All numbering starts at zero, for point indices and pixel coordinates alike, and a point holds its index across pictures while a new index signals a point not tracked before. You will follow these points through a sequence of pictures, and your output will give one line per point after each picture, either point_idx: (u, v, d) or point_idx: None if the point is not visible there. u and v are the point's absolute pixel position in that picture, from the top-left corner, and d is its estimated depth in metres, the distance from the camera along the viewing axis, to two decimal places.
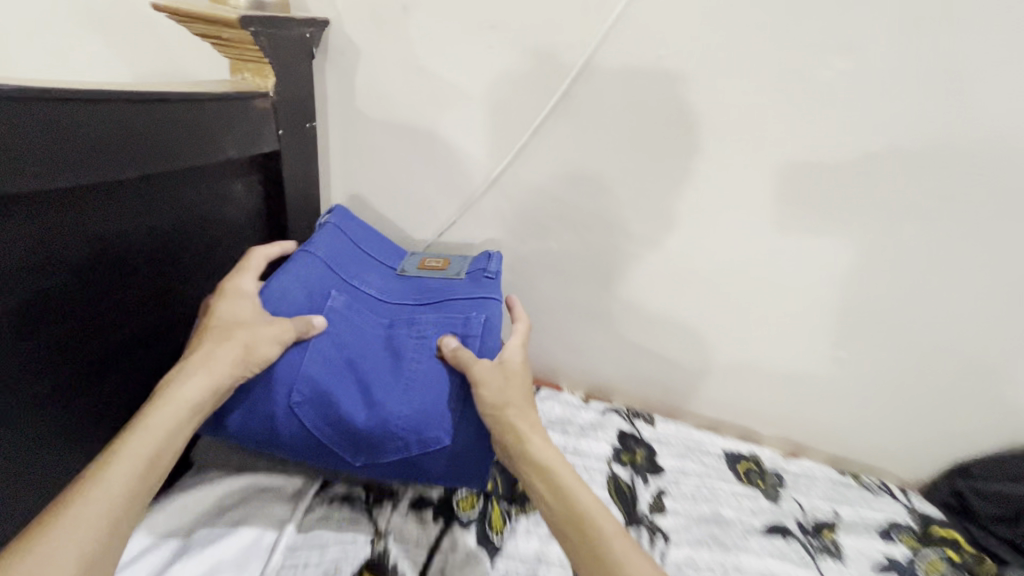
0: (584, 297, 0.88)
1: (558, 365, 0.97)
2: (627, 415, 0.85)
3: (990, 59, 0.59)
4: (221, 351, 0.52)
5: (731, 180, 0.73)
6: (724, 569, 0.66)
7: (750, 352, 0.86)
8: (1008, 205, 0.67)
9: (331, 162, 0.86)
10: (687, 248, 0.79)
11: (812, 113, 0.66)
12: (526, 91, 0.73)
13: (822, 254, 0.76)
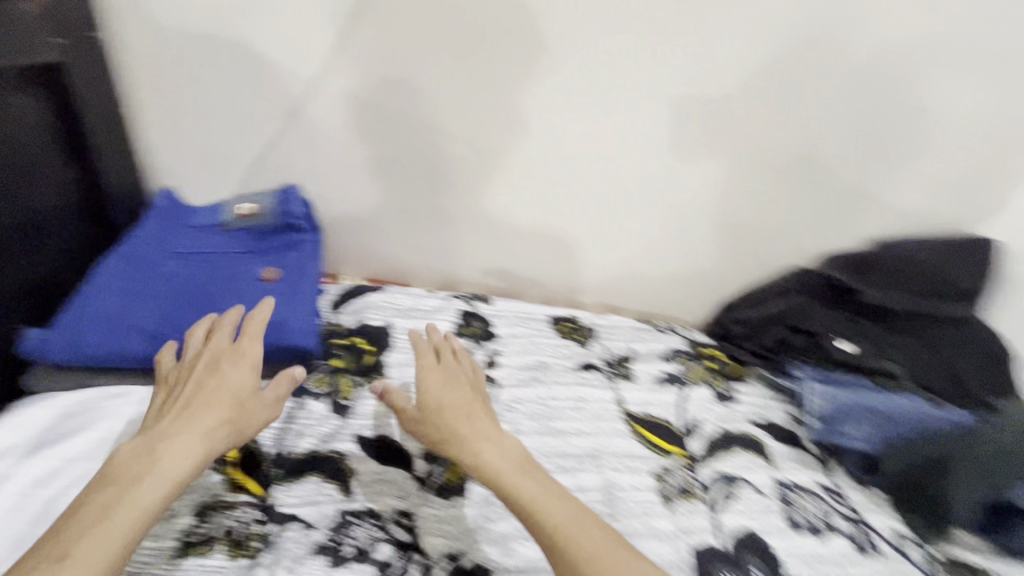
0: (428, 203, 0.97)
1: (418, 272, 1.06)
2: (464, 298, 0.99)
3: None
4: (218, 428, 0.61)
5: (523, 75, 0.83)
6: (543, 398, 0.84)
7: (576, 238, 1.03)
8: (732, 103, 0.88)
9: (132, 80, 0.83)
10: (500, 143, 0.90)
11: (575, 13, 0.78)
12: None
13: (604, 143, 0.91)
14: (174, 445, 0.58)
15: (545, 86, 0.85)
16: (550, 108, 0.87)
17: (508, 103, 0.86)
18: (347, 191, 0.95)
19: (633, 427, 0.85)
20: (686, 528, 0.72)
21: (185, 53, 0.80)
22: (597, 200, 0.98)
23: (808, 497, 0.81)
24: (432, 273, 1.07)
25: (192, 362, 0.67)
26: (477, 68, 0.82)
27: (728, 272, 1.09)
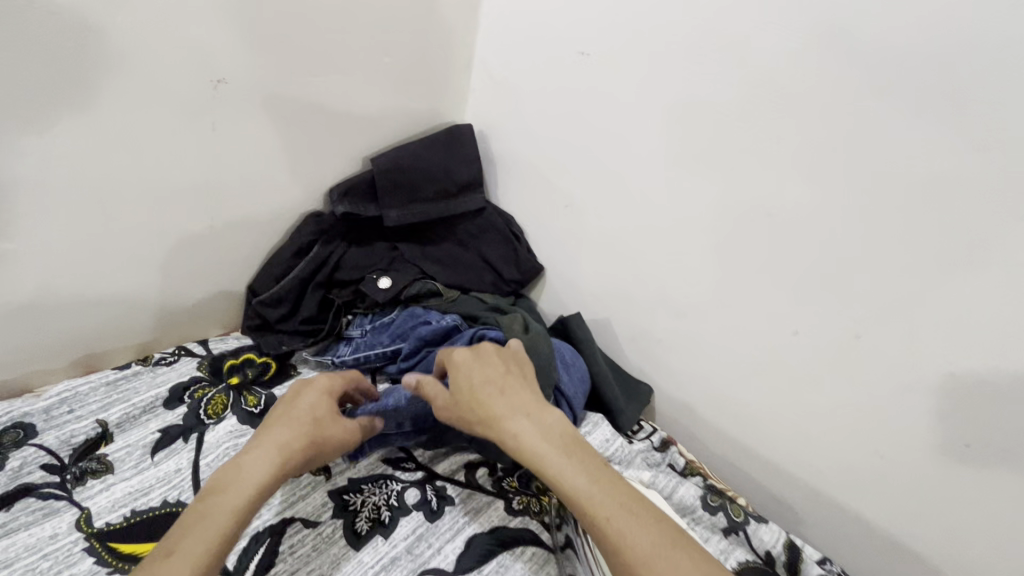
0: (56, 226, 0.59)
1: (92, 335, 0.69)
2: (172, 355, 0.72)
3: (210, 23, 0.59)
4: (580, 456, 0.51)
5: (194, 131, 0.64)
6: (322, 539, 0.55)
7: (323, 205, 0.83)
8: (437, 101, 0.87)
9: None
10: (192, 195, 0.68)
11: (242, 63, 0.63)
12: None
13: (332, 164, 0.80)
14: (535, 443, 0.52)
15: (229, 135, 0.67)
16: (206, 67, 0.61)
17: (132, 71, 0.56)
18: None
19: (431, 516, 0.59)
20: (504, 545, 0.58)
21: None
22: (319, 164, 0.78)
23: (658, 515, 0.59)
24: (117, 331, 0.72)
25: (467, 354, 0.61)
26: (116, 137, 0.58)
27: (544, 225, 0.90)
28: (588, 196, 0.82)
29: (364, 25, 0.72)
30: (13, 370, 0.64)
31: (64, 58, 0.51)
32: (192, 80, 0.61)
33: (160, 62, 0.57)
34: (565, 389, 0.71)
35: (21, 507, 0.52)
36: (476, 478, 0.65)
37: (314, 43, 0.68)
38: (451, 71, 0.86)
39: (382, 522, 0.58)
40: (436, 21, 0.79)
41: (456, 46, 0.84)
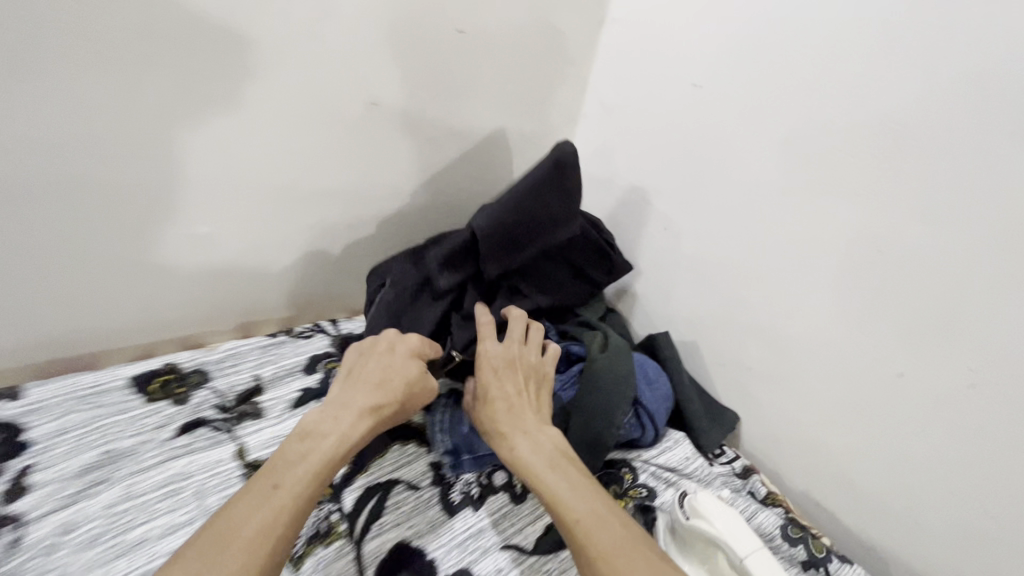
0: (244, 218, 0.75)
1: (246, 304, 0.84)
2: (307, 330, 0.85)
3: (373, 62, 0.71)
4: (563, 470, 0.55)
5: (350, 146, 0.77)
6: (424, 503, 0.63)
7: (441, 210, 0.93)
8: (550, 125, 0.95)
9: None
10: (341, 198, 0.82)
11: (394, 93, 0.75)
12: (43, 117, 0.55)
13: (452, 176, 0.90)
14: (526, 455, 0.57)
15: (376, 151, 0.80)
16: (364, 90, 0.73)
17: (307, 91, 0.69)
18: (119, 232, 0.66)
19: (517, 498, 0.66)
20: None
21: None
22: (442, 174, 0.89)
23: (717, 526, 0.53)
24: (265, 303, 0.86)
25: (494, 359, 0.68)
26: (293, 151, 0.72)
27: (640, 244, 0.94)
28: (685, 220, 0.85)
29: (495, 60, 0.81)
30: (196, 324, 0.81)
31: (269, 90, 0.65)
32: (354, 107, 0.73)
33: (335, 93, 0.71)
34: (645, 402, 0.73)
35: (197, 434, 0.65)
36: None
37: (451, 75, 0.79)
38: (566, 100, 0.94)
39: (472, 496, 0.65)
40: (557, 52, 0.87)
41: (573, 77, 0.92)
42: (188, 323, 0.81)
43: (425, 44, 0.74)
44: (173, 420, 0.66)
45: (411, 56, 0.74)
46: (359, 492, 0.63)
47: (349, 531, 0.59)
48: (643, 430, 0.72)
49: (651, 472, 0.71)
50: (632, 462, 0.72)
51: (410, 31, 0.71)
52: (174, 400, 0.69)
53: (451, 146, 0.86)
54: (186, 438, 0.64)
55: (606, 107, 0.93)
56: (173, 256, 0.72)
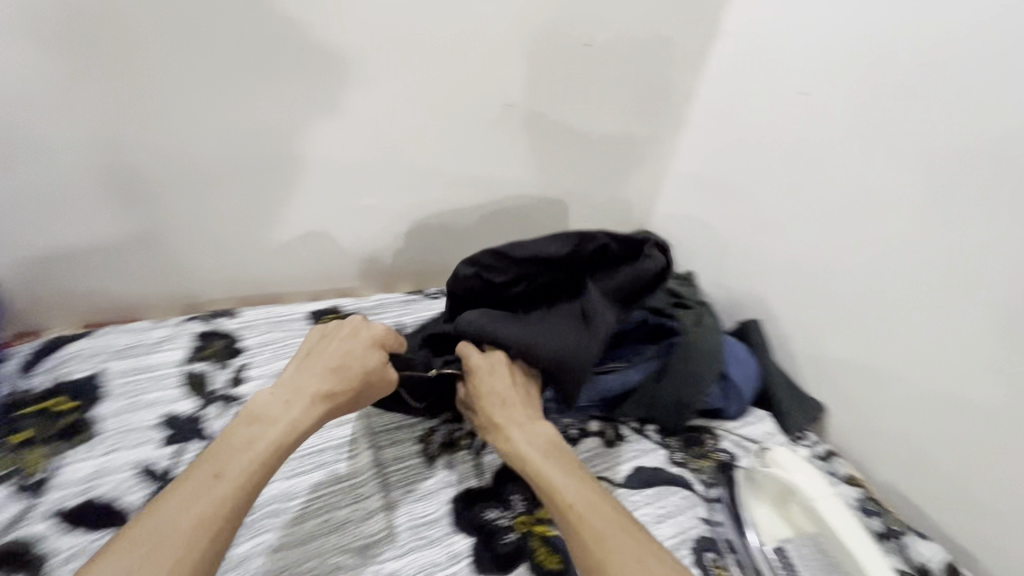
0: (400, 191, 0.93)
1: (392, 269, 1.03)
2: (438, 293, 1.00)
3: (513, 68, 0.86)
4: (557, 459, 0.61)
5: (487, 138, 0.92)
6: None
7: (555, 200, 1.06)
8: (659, 128, 1.05)
9: (50, 188, 0.73)
10: (476, 183, 0.98)
11: (528, 95, 0.90)
12: (283, 104, 0.77)
13: (568, 169, 1.03)
14: (524, 446, 0.63)
15: (507, 143, 0.95)
16: (502, 93, 0.88)
17: (459, 91, 0.86)
18: (310, 196, 0.87)
19: (610, 443, 0.75)
20: (666, 484, 0.70)
21: (52, 77, 0.65)
22: (559, 167, 1.02)
23: (793, 475, 0.63)
24: (406, 269, 1.04)
25: (479, 358, 0.69)
26: (443, 140, 0.90)
27: (739, 240, 1.00)
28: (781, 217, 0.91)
29: (614, 69, 0.93)
30: (354, 278, 1.01)
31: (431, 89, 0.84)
32: (492, 105, 0.89)
33: (480, 93, 0.87)
34: (733, 376, 0.79)
35: None
36: (645, 432, 0.78)
37: (575, 81, 0.92)
38: (675, 106, 1.04)
39: (571, 436, 0.75)
40: (670, 64, 0.97)
41: (683, 86, 1.02)
42: (349, 277, 1.00)
43: (556, 54, 0.88)
44: None
45: (545, 64, 0.88)
46: None
47: (470, 448, 0.71)
48: (727, 402, 0.79)
49: (733, 440, 0.77)
50: (714, 429, 0.78)
51: (545, 43, 0.86)
52: None
53: (568, 144, 1.00)
54: None
55: (713, 113, 1.01)
56: (345, 219, 0.92)
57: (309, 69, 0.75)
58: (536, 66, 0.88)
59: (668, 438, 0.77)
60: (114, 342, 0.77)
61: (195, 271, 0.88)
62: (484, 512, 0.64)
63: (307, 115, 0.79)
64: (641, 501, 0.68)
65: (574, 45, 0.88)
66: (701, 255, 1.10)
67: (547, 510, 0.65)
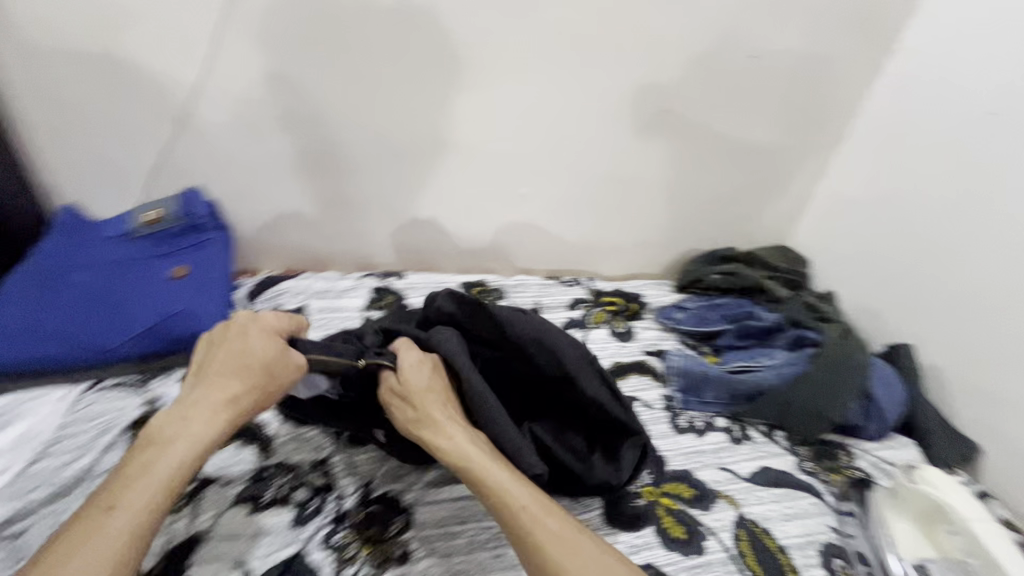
0: (554, 184, 1.02)
1: (534, 255, 1.12)
2: (573, 282, 1.07)
3: (679, 77, 0.92)
4: (501, 465, 0.54)
5: (641, 141, 0.99)
6: (658, 419, 0.78)
7: (695, 206, 1.10)
8: (813, 143, 1.05)
9: (286, 154, 0.91)
10: (624, 182, 1.04)
11: (688, 103, 0.95)
12: (474, 99, 0.90)
13: (713, 177, 1.06)
14: (466, 448, 0.54)
15: (660, 147, 1.00)
16: (663, 100, 0.94)
17: (623, 96, 0.93)
18: (478, 181, 0.99)
19: (736, 440, 0.77)
20: (797, 489, 0.71)
21: (308, 68, 0.83)
22: (706, 175, 1.06)
23: (947, 495, 0.62)
24: (544, 257, 1.13)
25: (417, 361, 0.58)
26: (601, 140, 0.97)
27: (896, 264, 0.97)
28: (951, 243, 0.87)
29: (778, 82, 0.96)
30: (499, 259, 1.12)
31: (598, 93, 0.92)
32: (650, 110, 0.95)
33: (643, 98, 0.93)
34: (879, 399, 0.78)
35: None
36: (773, 437, 0.79)
37: (735, 92, 0.95)
38: (835, 122, 1.03)
39: (697, 427, 0.78)
40: (836, 79, 0.97)
41: (847, 103, 1.01)
42: (495, 257, 1.11)
43: (720, 66, 0.92)
44: None
45: (709, 75, 0.93)
46: None
47: None
48: (868, 423, 0.78)
49: (872, 460, 0.75)
50: (849, 447, 0.78)
51: (712, 55, 0.90)
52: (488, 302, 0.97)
53: (718, 152, 1.03)
54: None
55: (879, 132, 0.99)
56: (502, 205, 1.03)
57: (500, 70, 0.87)
58: (701, 76, 0.93)
59: (798, 446, 0.78)
60: (314, 285, 0.93)
61: (376, 237, 1.04)
62: None
63: (491, 111, 0.91)
64: (768, 498, 0.69)
65: (740, 58, 0.92)
66: (847, 276, 1.07)
67: (672, 486, 0.69)
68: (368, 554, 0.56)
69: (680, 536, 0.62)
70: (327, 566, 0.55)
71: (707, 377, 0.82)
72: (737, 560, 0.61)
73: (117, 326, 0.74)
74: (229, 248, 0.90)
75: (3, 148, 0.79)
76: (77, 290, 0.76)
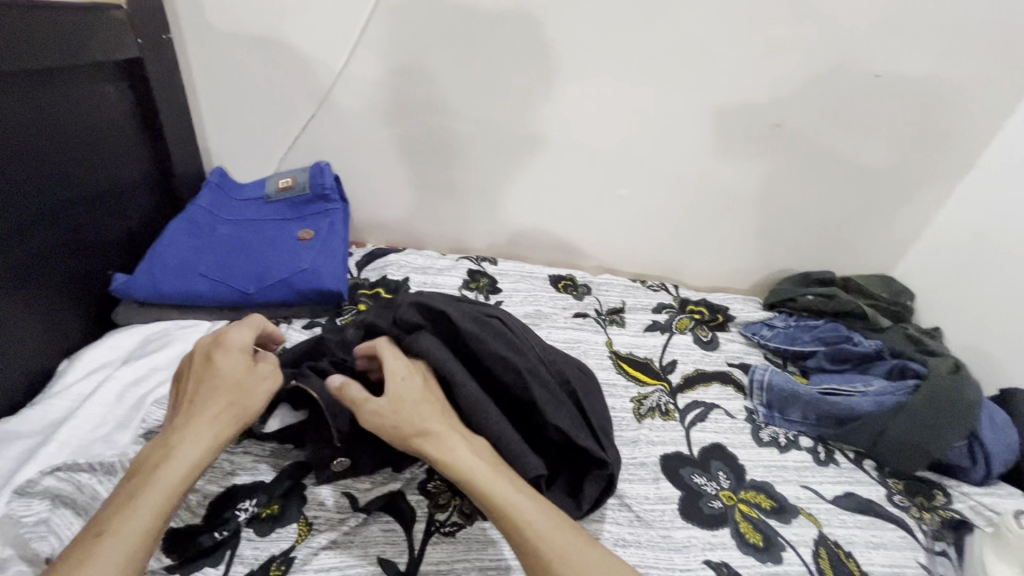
0: (650, 189, 1.03)
1: (622, 257, 1.14)
2: (659, 286, 1.07)
3: (794, 92, 0.91)
4: (500, 476, 0.51)
5: (745, 154, 0.98)
6: (740, 429, 0.78)
7: (795, 223, 1.07)
8: (933, 169, 0.99)
9: (403, 139, 0.99)
10: (722, 193, 1.03)
11: (799, 119, 0.94)
12: (582, 101, 0.93)
13: (817, 195, 1.03)
14: (463, 461, 0.50)
15: (764, 161, 0.99)
16: (775, 115, 0.93)
17: (733, 108, 0.92)
18: (576, 179, 1.03)
19: (821, 461, 0.76)
20: (883, 519, 0.68)
21: (433, 61, 0.90)
22: (809, 193, 1.03)
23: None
24: (631, 259, 1.14)
25: (401, 369, 0.54)
26: (704, 150, 0.98)
27: (1017, 307, 0.90)
28: None
29: (900, 102, 0.92)
30: (586, 256, 1.14)
31: (708, 103, 0.92)
32: (760, 124, 0.94)
33: (753, 112, 0.93)
34: (986, 440, 0.74)
35: (587, 320, 0.94)
36: (861, 465, 0.77)
37: (852, 110, 0.93)
38: (961, 149, 0.97)
39: (780, 441, 0.77)
40: (966, 104, 0.92)
41: (977, 130, 0.95)
42: (582, 254, 1.14)
43: (839, 83, 0.90)
44: (571, 307, 0.97)
45: (826, 92, 0.91)
46: (690, 400, 0.82)
47: (682, 419, 0.78)
48: (973, 464, 0.74)
49: (972, 503, 0.72)
50: (947, 488, 0.74)
51: (832, 72, 0.88)
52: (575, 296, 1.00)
53: (825, 171, 1.00)
54: (583, 319, 0.94)
55: (1012, 163, 0.92)
56: (596, 204, 1.06)
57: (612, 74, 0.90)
58: (818, 92, 0.91)
59: (888, 479, 0.75)
60: (417, 261, 1.01)
61: (474, 223, 1.10)
62: (692, 475, 0.70)
63: (600, 113, 0.94)
64: (852, 522, 0.67)
65: (863, 76, 0.89)
66: (958, 313, 1.00)
67: (751, 494, 0.69)
68: (459, 504, 0.61)
69: (757, 542, 0.63)
70: (421, 509, 0.60)
71: (796, 395, 0.80)
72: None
73: (252, 277, 0.84)
74: (347, 218, 0.98)
75: (180, 115, 0.93)
76: (224, 241, 0.88)
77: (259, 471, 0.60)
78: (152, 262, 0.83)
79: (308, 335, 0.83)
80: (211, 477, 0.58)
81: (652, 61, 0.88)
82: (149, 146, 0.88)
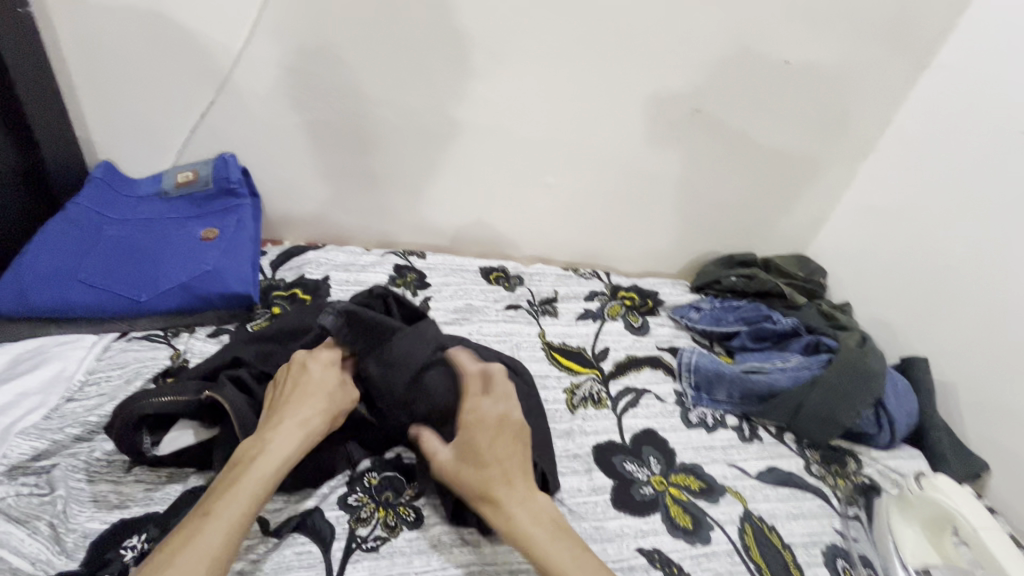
0: (580, 176, 1.02)
1: (554, 245, 1.13)
2: (592, 273, 1.07)
3: (712, 78, 0.92)
4: (561, 539, 0.49)
5: (669, 140, 0.99)
6: (670, 412, 0.79)
7: (717, 207, 1.10)
8: (841, 152, 1.05)
9: (318, 127, 0.92)
10: (648, 179, 1.04)
11: (717, 104, 0.95)
12: (504, 87, 0.90)
13: (736, 179, 1.06)
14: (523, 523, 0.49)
15: (687, 146, 1.00)
16: (695, 101, 0.94)
17: (655, 94, 0.93)
18: (504, 167, 1.00)
19: (745, 437, 0.78)
20: (802, 490, 0.71)
21: (343, 43, 0.83)
22: (729, 176, 1.06)
23: (954, 501, 0.61)
24: (563, 247, 1.14)
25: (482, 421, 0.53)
26: (626, 137, 0.97)
27: (915, 280, 0.97)
28: (972, 262, 0.87)
29: (809, 87, 0.95)
30: (519, 246, 1.12)
31: (631, 89, 0.92)
32: (681, 110, 0.95)
33: (673, 98, 0.93)
34: (889, 406, 0.80)
35: (519, 311, 0.92)
36: (782, 439, 0.80)
37: (765, 96, 0.95)
38: (863, 133, 1.02)
39: (707, 422, 0.79)
40: (866, 89, 0.97)
41: (877, 114, 1.00)
42: (515, 244, 1.12)
43: (753, 70, 0.92)
44: (503, 299, 0.95)
45: (741, 78, 0.93)
46: (622, 386, 0.82)
47: (615, 407, 0.78)
48: (879, 430, 0.79)
49: (879, 469, 0.77)
50: (858, 455, 0.79)
51: (747, 58, 0.90)
52: (507, 287, 0.98)
53: (743, 155, 1.03)
54: (514, 311, 0.92)
55: (907, 146, 0.99)
56: (527, 193, 1.04)
57: (533, 60, 0.87)
58: (734, 78, 0.92)
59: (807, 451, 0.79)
60: (338, 258, 0.95)
61: (399, 215, 1.05)
62: (624, 463, 0.70)
63: (523, 99, 0.91)
64: (775, 496, 0.70)
65: (774, 63, 0.92)
66: (863, 287, 1.07)
67: (681, 477, 0.70)
68: (382, 517, 0.58)
69: (686, 525, 0.63)
70: (341, 526, 0.56)
71: (721, 375, 0.82)
72: (742, 553, 0.62)
73: (146, 284, 0.75)
74: (258, 213, 0.90)
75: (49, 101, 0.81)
76: (108, 243, 0.78)
77: (153, 501, 0.55)
78: (19, 270, 0.72)
79: (214, 343, 0.75)
80: (96, 513, 0.53)
81: (573, 45, 0.86)
82: (9, 139, 0.76)
